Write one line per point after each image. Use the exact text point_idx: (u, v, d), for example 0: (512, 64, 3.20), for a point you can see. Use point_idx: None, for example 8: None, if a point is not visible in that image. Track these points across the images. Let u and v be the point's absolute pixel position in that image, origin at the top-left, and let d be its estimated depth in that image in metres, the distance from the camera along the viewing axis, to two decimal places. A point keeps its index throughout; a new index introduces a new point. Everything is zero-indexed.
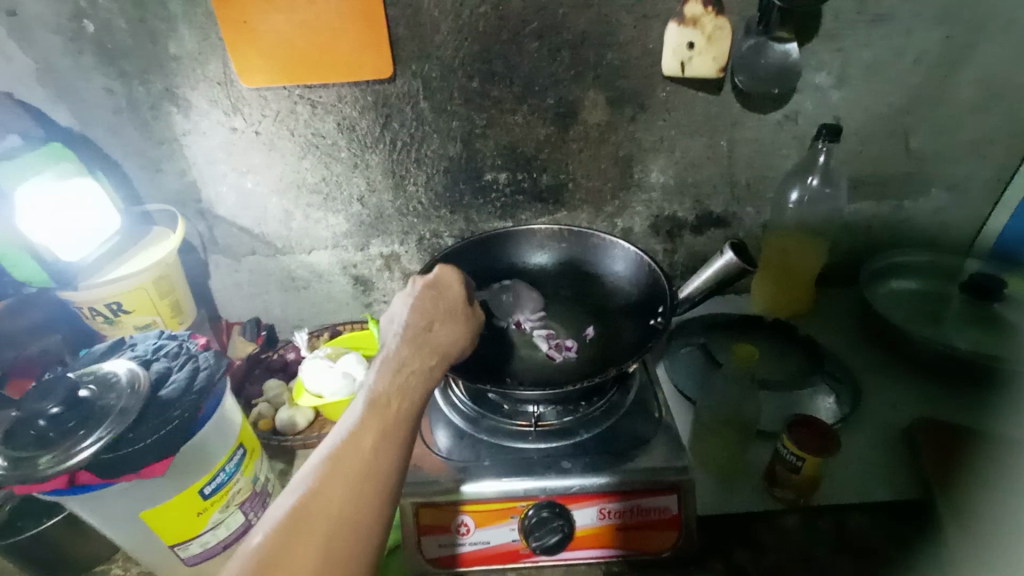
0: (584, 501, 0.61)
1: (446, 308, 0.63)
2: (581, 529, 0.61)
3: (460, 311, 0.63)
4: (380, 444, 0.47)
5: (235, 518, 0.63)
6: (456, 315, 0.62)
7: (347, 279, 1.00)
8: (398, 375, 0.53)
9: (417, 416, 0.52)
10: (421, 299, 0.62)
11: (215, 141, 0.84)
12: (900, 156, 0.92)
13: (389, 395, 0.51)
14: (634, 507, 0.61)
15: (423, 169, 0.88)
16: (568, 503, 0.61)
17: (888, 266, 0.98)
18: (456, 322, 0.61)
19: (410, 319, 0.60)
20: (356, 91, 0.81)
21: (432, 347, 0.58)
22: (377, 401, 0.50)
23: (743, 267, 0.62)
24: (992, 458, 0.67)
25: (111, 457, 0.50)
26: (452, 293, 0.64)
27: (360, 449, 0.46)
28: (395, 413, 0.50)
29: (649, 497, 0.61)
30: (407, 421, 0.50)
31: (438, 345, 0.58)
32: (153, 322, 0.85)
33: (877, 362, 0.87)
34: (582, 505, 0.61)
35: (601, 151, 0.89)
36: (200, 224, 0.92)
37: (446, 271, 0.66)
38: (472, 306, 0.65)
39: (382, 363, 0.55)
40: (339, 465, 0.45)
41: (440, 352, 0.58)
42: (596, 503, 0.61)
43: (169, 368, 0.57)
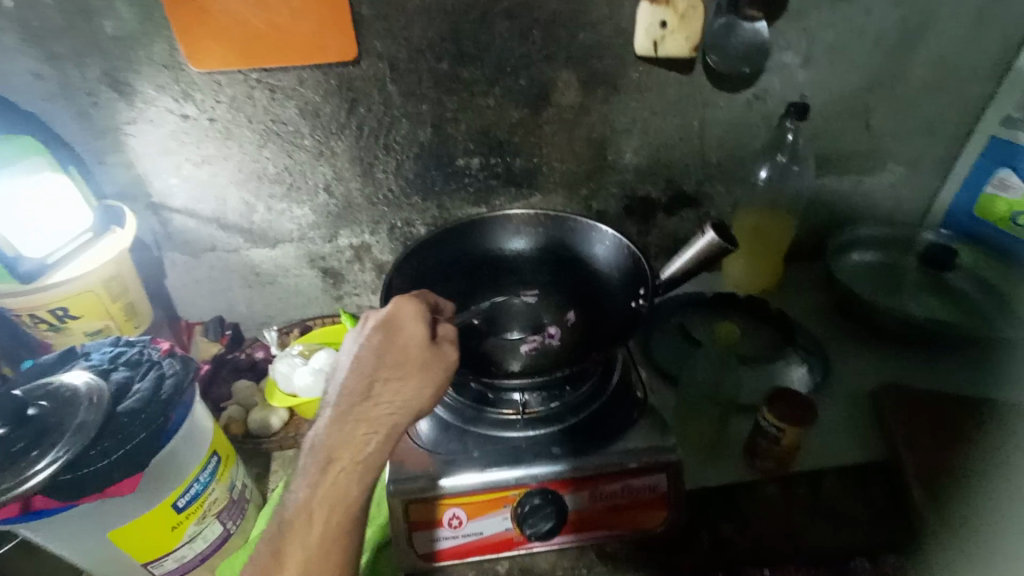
0: (575, 485, 0.61)
1: (395, 361, 0.56)
2: (573, 513, 0.61)
3: (413, 363, 0.55)
4: (303, 574, 0.48)
5: (214, 528, 0.60)
6: (407, 369, 0.55)
7: (315, 272, 0.96)
8: (322, 482, 0.50)
9: (348, 525, 0.50)
10: (365, 357, 0.55)
11: (164, 130, 0.78)
12: (861, 133, 0.95)
13: (311, 512, 0.50)
14: (624, 487, 0.62)
15: (393, 155, 0.85)
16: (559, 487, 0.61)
17: (850, 239, 1.01)
18: (405, 380, 0.55)
19: (351, 386, 0.54)
20: (319, 74, 0.76)
21: (370, 423, 0.53)
22: (298, 521, 0.50)
23: (725, 245, 0.62)
24: (948, 417, 0.73)
25: (73, 477, 0.46)
26: (405, 341, 0.57)
27: None
28: (318, 533, 0.50)
29: (639, 476, 0.62)
30: (340, 535, 0.50)
31: (381, 416, 0.53)
32: (104, 327, 0.79)
33: (842, 332, 0.90)
34: (573, 489, 0.61)
35: (574, 133, 0.88)
36: (151, 220, 0.86)
37: (397, 312, 0.59)
38: (428, 351, 0.56)
39: (310, 458, 0.51)
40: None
41: (381, 426, 0.53)
42: (586, 486, 0.62)
43: (130, 378, 0.53)
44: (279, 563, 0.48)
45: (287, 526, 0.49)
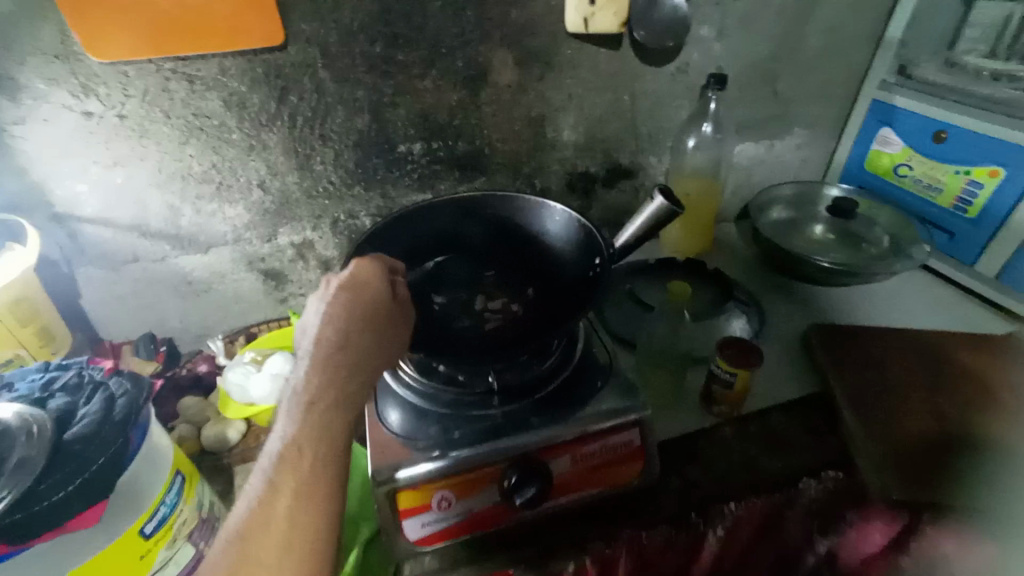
0: (557, 450, 0.63)
1: (365, 314, 0.55)
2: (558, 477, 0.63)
3: (386, 316, 0.56)
4: (296, 512, 0.44)
5: (185, 551, 0.56)
6: (378, 321, 0.55)
7: (255, 274, 0.91)
8: (308, 420, 0.48)
9: (340, 459, 0.48)
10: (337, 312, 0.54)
11: (65, 129, 0.70)
12: (771, 101, 1.04)
13: (302, 447, 0.47)
14: (603, 445, 0.65)
15: (330, 145, 0.82)
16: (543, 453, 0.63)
17: (768, 198, 1.11)
18: (377, 330, 0.55)
19: (325, 341, 0.53)
20: (243, 62, 0.72)
21: (348, 370, 0.52)
22: (289, 457, 0.47)
23: (673, 207, 0.66)
24: (865, 346, 0.82)
25: (23, 519, 0.41)
26: (374, 295, 0.56)
27: (274, 524, 0.44)
28: (309, 467, 0.47)
29: (614, 433, 0.65)
30: (329, 473, 0.47)
31: (357, 364, 0.53)
32: (16, 357, 0.70)
33: (771, 283, 0.99)
34: (555, 453, 0.63)
35: (514, 113, 0.89)
36: (57, 233, 0.77)
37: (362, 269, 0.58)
38: (397, 304, 0.58)
39: (291, 402, 0.49)
40: (252, 545, 0.43)
41: (360, 372, 0.52)
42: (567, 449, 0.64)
43: (72, 404, 0.48)
44: (271, 499, 0.45)
45: (276, 467, 0.46)
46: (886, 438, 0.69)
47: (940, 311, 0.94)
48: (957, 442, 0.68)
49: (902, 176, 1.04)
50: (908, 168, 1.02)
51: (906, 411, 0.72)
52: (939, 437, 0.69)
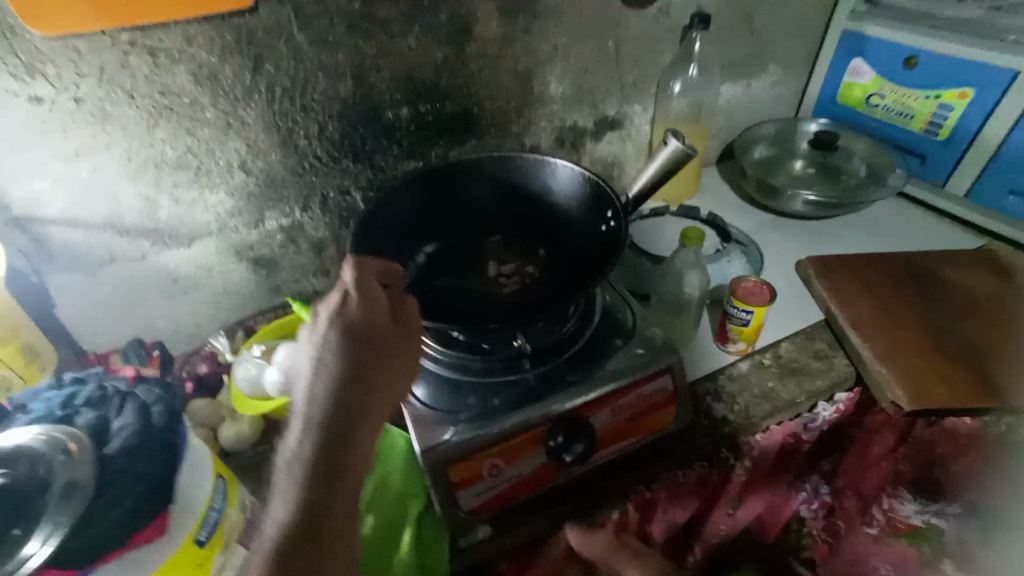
0: (594, 407, 0.64)
1: (364, 347, 0.54)
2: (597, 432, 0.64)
3: (385, 341, 0.55)
4: None
5: (236, 554, 0.54)
6: (378, 352, 0.54)
7: (244, 265, 0.85)
8: (306, 493, 0.48)
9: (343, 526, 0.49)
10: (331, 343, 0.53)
11: (13, 120, 0.62)
12: (748, 38, 1.04)
13: (300, 527, 0.47)
14: (638, 396, 0.66)
15: (313, 117, 0.76)
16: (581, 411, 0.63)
17: (748, 139, 1.12)
18: (378, 362, 0.54)
19: (323, 374, 0.53)
20: (210, 28, 0.66)
21: (352, 417, 0.52)
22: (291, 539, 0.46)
23: (688, 150, 0.68)
24: (860, 271, 0.87)
25: (87, 542, 0.39)
26: (369, 324, 0.55)
27: None
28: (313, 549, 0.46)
29: (647, 383, 0.66)
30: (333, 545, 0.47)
31: (361, 407, 0.52)
32: (4, 378, 0.64)
33: (763, 221, 1.02)
34: (592, 410, 0.64)
35: (501, 68, 0.85)
36: (19, 239, 0.69)
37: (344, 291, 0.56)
38: (397, 326, 0.57)
39: (287, 476, 0.49)
40: None
41: (365, 416, 0.52)
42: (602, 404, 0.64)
43: (102, 418, 0.45)
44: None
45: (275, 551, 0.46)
46: (888, 356, 0.74)
47: (914, 232, 1.01)
48: (943, 353, 0.75)
49: (874, 105, 1.08)
50: (880, 97, 1.06)
51: (905, 333, 0.77)
52: (931, 349, 0.75)
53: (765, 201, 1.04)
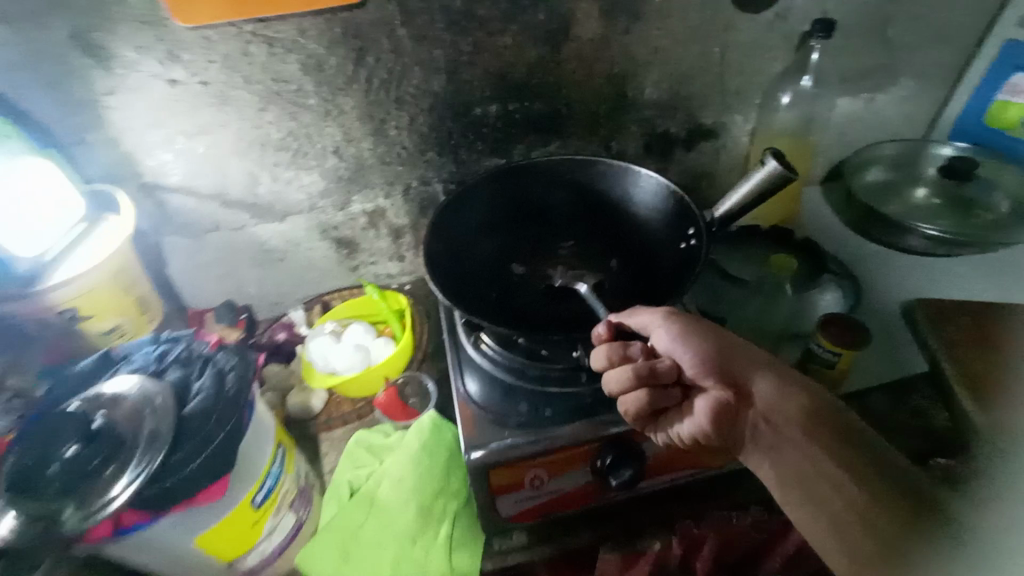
0: (720, 375, 0.55)
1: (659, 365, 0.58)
2: (727, 409, 0.54)
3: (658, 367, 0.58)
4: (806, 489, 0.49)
5: (287, 519, 0.59)
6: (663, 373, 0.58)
7: (328, 243, 0.90)
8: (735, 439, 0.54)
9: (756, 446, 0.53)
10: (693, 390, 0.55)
11: (151, 99, 0.70)
12: (878, 47, 0.93)
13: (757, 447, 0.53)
14: (778, 390, 0.54)
15: (406, 109, 0.79)
16: (694, 381, 0.56)
17: (864, 159, 1.01)
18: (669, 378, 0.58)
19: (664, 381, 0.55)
20: (322, 21, 0.69)
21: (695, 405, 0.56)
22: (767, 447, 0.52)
23: (790, 173, 0.63)
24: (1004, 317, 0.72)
25: (161, 488, 0.43)
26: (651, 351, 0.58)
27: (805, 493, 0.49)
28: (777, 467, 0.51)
29: (790, 386, 0.54)
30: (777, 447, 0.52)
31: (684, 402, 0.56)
32: (120, 325, 0.73)
33: (868, 252, 0.92)
34: (720, 381, 0.55)
35: (595, 69, 0.83)
36: (146, 203, 0.78)
37: (618, 359, 0.55)
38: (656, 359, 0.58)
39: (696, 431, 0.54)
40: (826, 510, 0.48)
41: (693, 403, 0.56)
42: (729, 365, 0.56)
43: (186, 377, 0.49)
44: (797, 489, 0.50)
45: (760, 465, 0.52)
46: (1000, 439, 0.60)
47: None
48: None
49: None
50: None
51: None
52: None
53: (875, 230, 0.93)
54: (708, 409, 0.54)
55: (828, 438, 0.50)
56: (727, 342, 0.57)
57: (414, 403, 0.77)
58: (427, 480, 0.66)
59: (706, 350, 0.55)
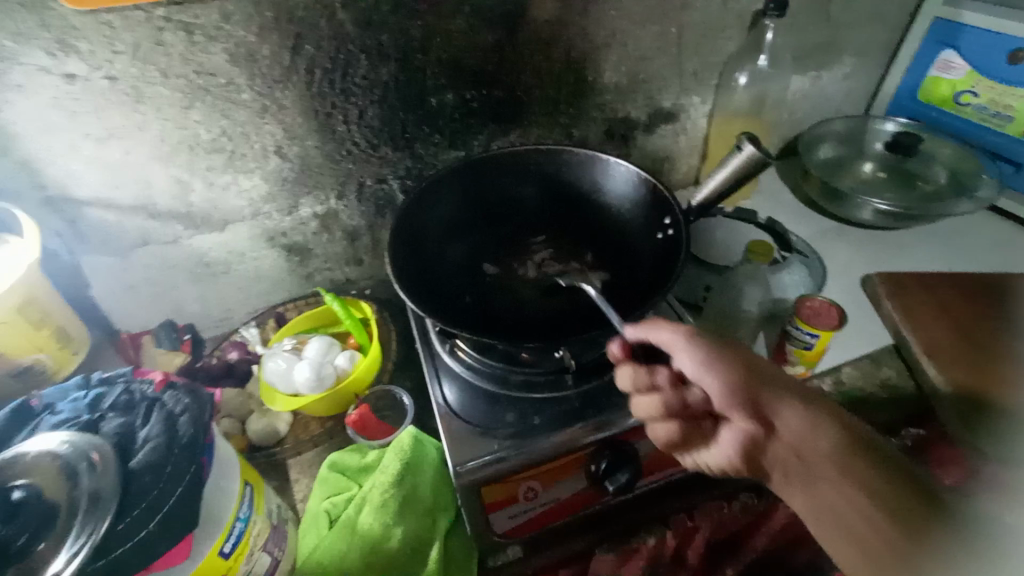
0: (746, 409, 0.50)
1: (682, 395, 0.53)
2: (754, 443, 0.50)
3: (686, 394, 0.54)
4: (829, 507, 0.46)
5: (261, 562, 0.53)
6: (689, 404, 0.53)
7: (276, 251, 0.83)
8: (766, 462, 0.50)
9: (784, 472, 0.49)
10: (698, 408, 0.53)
11: (49, 99, 0.60)
12: (825, 24, 0.94)
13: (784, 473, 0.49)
14: (805, 418, 0.50)
15: (353, 101, 0.72)
16: (721, 412, 0.52)
17: (815, 136, 1.03)
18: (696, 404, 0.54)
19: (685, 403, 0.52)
20: (250, 4, 0.61)
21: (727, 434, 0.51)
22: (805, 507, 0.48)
23: (765, 156, 0.62)
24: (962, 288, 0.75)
25: (111, 558, 0.36)
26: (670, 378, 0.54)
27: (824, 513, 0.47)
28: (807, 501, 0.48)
29: (818, 412, 0.50)
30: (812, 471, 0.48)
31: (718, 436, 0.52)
32: (35, 362, 0.63)
33: (826, 228, 0.93)
34: (747, 414, 0.50)
35: (553, 53, 0.79)
36: (56, 220, 0.68)
37: (643, 386, 0.54)
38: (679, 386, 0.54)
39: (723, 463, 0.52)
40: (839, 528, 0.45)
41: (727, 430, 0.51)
42: (755, 395, 0.51)
43: (129, 424, 0.43)
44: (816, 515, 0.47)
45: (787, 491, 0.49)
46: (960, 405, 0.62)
47: (993, 247, 0.92)
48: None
49: (963, 105, 0.98)
50: (972, 96, 0.96)
51: (1000, 368, 0.64)
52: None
53: (830, 207, 0.95)
54: (737, 444, 0.50)
55: (863, 469, 0.46)
56: (749, 367, 0.51)
57: (389, 418, 0.73)
58: (412, 498, 0.62)
59: (732, 377, 0.51)
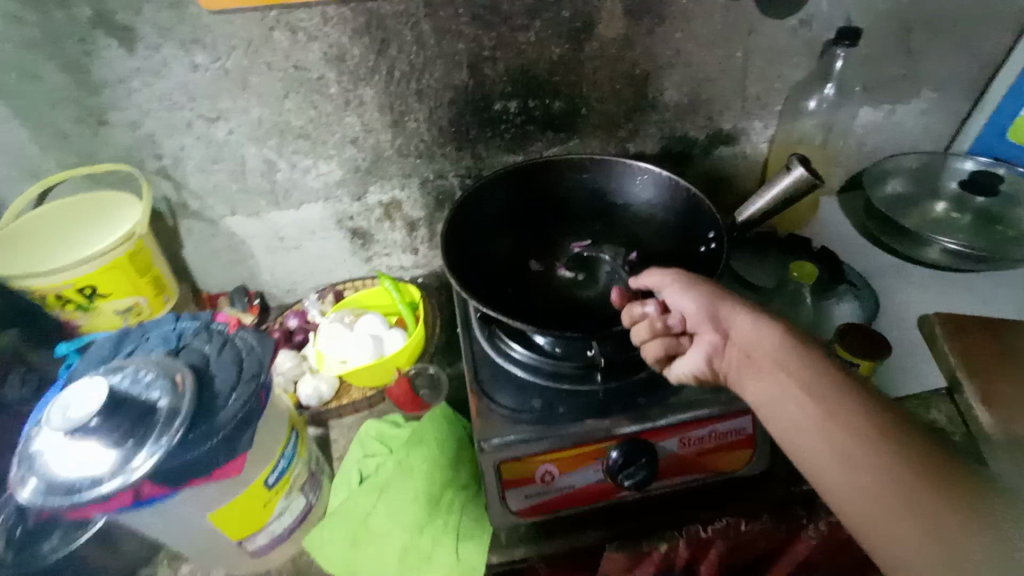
0: (713, 323, 0.55)
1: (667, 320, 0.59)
2: (720, 354, 0.54)
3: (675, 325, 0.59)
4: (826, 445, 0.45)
5: (298, 501, 0.59)
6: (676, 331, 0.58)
7: (343, 233, 0.90)
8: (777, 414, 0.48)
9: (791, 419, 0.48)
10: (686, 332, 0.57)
11: (174, 82, 0.71)
12: (903, 56, 0.92)
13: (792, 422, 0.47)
14: (759, 325, 0.53)
15: (425, 102, 0.79)
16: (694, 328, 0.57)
17: (883, 170, 1.00)
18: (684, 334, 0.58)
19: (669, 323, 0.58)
20: (346, 10, 0.70)
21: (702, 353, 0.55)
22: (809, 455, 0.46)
23: (814, 179, 0.63)
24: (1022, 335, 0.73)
25: (179, 462, 0.43)
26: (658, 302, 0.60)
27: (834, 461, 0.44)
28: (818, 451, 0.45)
29: (767, 319, 0.54)
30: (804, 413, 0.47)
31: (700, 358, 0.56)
32: (136, 304, 0.73)
33: (886, 262, 0.90)
34: (714, 329, 0.55)
35: (616, 70, 0.83)
36: (164, 186, 0.79)
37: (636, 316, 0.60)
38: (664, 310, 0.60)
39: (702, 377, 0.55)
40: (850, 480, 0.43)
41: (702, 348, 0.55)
42: (721, 311, 0.55)
43: (205, 355, 0.50)
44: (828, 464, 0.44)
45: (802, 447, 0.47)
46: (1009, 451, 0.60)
47: None
48: None
49: None
50: None
51: None
52: None
53: (892, 241, 0.92)
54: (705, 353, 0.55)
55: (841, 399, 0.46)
56: (719, 289, 0.57)
57: (425, 394, 0.76)
58: (434, 469, 0.66)
59: (705, 296, 0.56)
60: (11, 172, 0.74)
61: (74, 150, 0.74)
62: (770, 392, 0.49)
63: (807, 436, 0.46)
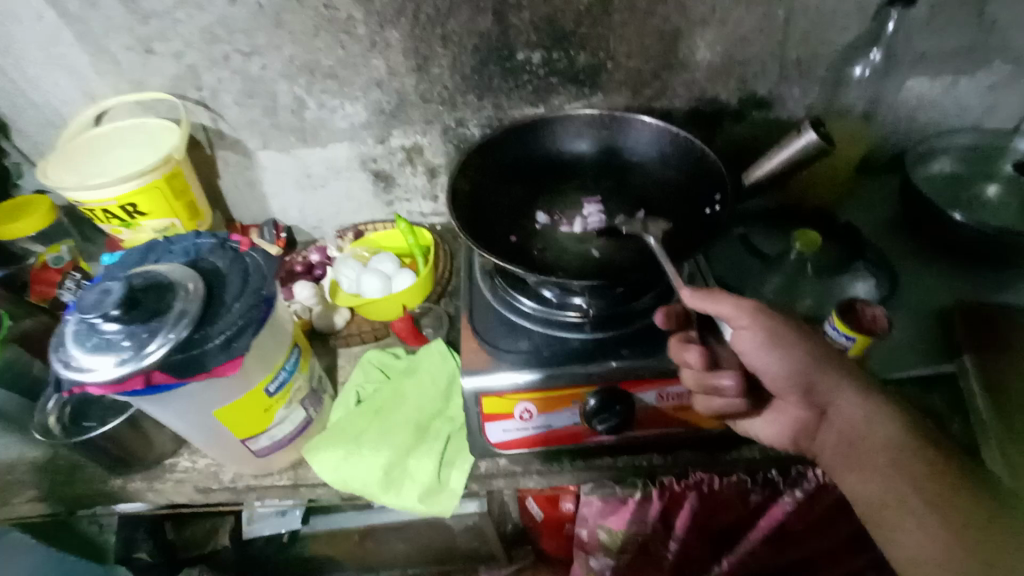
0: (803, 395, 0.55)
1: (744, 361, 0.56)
2: (802, 426, 0.58)
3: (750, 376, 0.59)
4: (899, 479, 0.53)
5: (298, 414, 0.65)
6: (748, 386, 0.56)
7: (366, 174, 0.94)
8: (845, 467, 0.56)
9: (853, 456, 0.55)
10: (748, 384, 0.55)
11: (212, 16, 0.74)
12: (970, 22, 0.84)
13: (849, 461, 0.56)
14: (864, 407, 0.55)
15: (449, 48, 0.80)
16: (778, 389, 0.57)
17: (933, 147, 0.94)
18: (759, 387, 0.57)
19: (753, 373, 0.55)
20: None
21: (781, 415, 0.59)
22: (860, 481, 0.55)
23: (823, 144, 0.66)
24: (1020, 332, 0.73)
25: (186, 356, 0.49)
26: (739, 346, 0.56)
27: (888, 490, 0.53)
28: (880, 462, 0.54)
29: (879, 405, 0.55)
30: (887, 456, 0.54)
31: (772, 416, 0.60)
32: (172, 225, 0.79)
33: (916, 244, 0.86)
34: (801, 400, 0.56)
35: (646, 24, 0.80)
36: (203, 117, 0.84)
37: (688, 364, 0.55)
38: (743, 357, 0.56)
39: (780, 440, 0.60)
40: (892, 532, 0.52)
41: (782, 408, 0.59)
42: (813, 384, 0.55)
43: (218, 269, 0.55)
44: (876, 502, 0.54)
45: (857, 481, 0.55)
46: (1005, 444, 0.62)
47: None
48: None
49: None
50: None
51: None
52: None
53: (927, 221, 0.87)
54: (790, 426, 0.59)
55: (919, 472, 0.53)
56: (812, 352, 0.55)
57: (429, 333, 0.81)
58: (424, 399, 0.72)
59: (799, 363, 0.54)
60: (71, 96, 0.81)
61: (123, 77, 0.80)
62: (873, 490, 0.54)
63: (901, 523, 0.52)
